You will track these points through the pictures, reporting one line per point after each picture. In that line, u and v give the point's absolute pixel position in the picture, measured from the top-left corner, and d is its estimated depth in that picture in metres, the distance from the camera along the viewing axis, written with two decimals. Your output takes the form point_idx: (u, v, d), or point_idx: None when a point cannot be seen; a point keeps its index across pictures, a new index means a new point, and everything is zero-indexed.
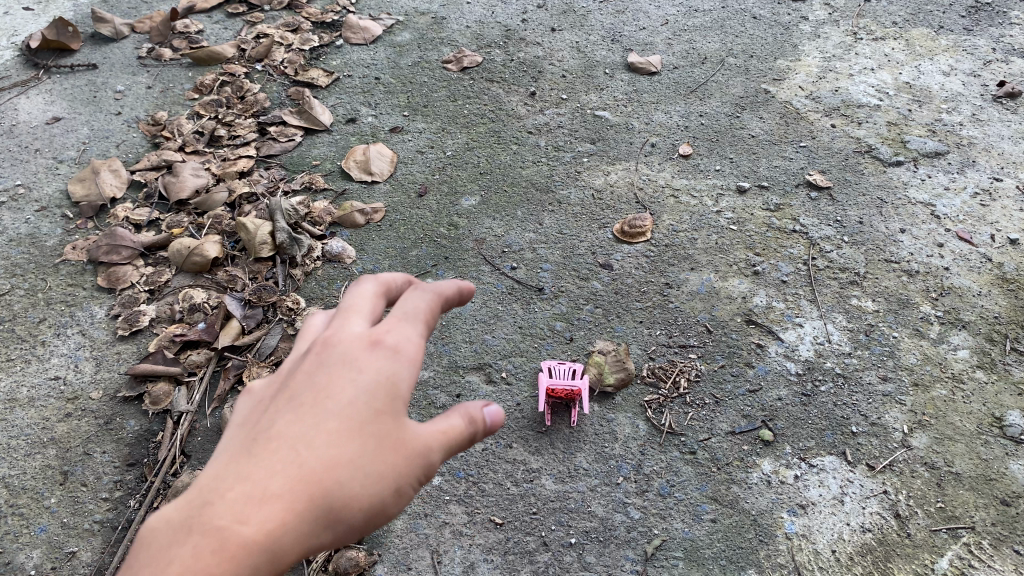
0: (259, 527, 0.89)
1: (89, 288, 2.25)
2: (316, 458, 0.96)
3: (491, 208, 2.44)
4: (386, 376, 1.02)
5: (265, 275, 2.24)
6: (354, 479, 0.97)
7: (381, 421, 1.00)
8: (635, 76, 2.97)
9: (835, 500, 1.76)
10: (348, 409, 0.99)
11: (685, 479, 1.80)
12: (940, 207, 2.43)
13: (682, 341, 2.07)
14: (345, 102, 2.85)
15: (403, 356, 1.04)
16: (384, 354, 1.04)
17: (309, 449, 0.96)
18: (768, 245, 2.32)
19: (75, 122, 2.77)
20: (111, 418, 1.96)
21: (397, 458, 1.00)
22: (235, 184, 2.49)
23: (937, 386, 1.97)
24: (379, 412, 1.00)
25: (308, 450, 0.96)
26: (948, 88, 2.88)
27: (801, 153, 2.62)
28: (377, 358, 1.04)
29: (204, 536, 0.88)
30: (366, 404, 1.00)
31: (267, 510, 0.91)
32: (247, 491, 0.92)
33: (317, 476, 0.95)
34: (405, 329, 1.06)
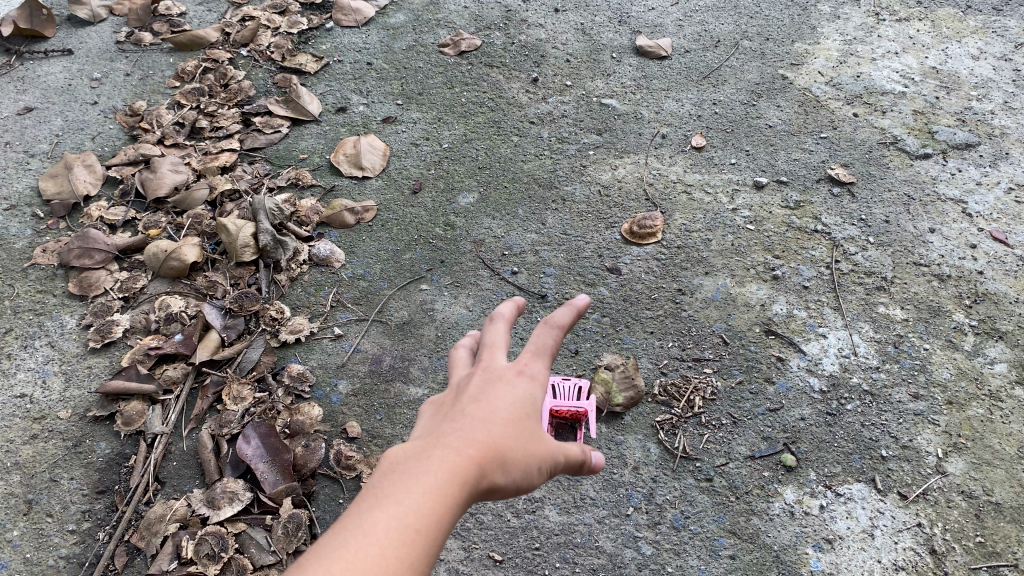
0: (440, 506, 0.87)
1: (60, 295, 2.10)
2: (477, 449, 0.95)
3: (491, 206, 2.28)
4: (526, 397, 1.04)
5: (247, 280, 2.09)
6: (509, 479, 0.96)
7: (530, 426, 1.02)
8: (643, 61, 2.79)
9: (865, 533, 1.61)
10: (499, 413, 1.00)
11: (701, 510, 1.66)
12: (972, 204, 2.27)
13: (696, 354, 1.92)
14: (335, 90, 2.68)
15: (540, 382, 1.07)
16: (523, 375, 1.07)
17: (471, 439, 0.96)
18: (788, 246, 2.16)
19: (48, 112, 2.60)
20: (80, 440, 1.81)
21: (541, 467, 1.00)
22: (216, 180, 2.33)
23: (973, 404, 1.82)
24: (527, 419, 1.02)
25: (473, 431, 0.97)
26: (978, 73, 2.70)
27: (822, 145, 2.45)
28: (519, 379, 1.06)
29: (388, 511, 0.85)
30: (518, 410, 1.01)
31: (444, 488, 0.89)
32: (420, 472, 0.90)
33: (480, 467, 0.94)
34: (542, 359, 1.08)
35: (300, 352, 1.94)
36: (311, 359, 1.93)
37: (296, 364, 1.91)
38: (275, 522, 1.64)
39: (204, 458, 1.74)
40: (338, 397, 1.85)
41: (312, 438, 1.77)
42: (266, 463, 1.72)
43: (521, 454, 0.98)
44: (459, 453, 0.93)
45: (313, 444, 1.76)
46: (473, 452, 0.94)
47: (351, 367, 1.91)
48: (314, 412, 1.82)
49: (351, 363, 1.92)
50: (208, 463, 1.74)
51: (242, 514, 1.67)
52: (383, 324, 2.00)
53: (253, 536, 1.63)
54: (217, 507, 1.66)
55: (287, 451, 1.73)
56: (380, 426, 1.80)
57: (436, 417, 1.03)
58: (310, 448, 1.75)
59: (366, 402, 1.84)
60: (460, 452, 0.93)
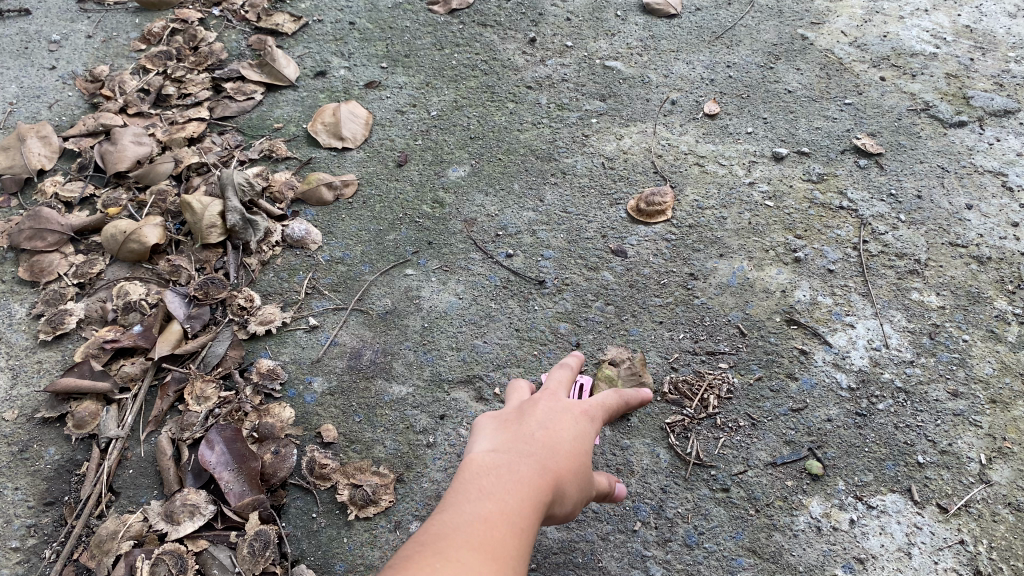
0: (531, 518, 1.03)
1: (9, 281, 1.91)
2: (554, 474, 1.11)
3: (483, 180, 2.08)
4: (582, 433, 1.20)
5: (214, 265, 1.90)
6: (567, 502, 1.13)
7: (585, 461, 1.18)
8: (651, 19, 2.57)
9: (901, 552, 1.43)
10: (568, 444, 1.16)
11: (716, 526, 1.48)
12: (1013, 177, 2.06)
13: (710, 347, 1.73)
14: (314, 52, 2.46)
15: (594, 422, 1.24)
16: (582, 416, 1.23)
17: (551, 464, 1.12)
18: (811, 225, 1.96)
19: (2, 79, 2.39)
20: (27, 445, 1.63)
21: (587, 495, 1.19)
22: (183, 153, 2.13)
23: (1019, 403, 1.63)
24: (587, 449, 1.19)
25: (544, 455, 1.13)
26: (1016, 32, 2.48)
27: (846, 112, 2.24)
28: (580, 417, 1.23)
29: (495, 518, 1.00)
30: (580, 445, 1.18)
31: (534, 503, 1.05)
32: (512, 484, 1.06)
33: (555, 492, 1.10)
34: (602, 410, 1.26)
35: (270, 345, 1.76)
36: (284, 353, 1.75)
37: (267, 359, 1.73)
38: (240, 540, 1.46)
39: (163, 465, 1.56)
40: (312, 396, 1.68)
41: (283, 443, 1.59)
42: (232, 472, 1.53)
43: (580, 482, 1.16)
44: (543, 476, 1.09)
45: (284, 450, 1.57)
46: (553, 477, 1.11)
47: (327, 363, 1.73)
48: (285, 413, 1.64)
49: (327, 358, 1.74)
50: (167, 472, 1.55)
51: (204, 530, 1.48)
52: (364, 313, 1.82)
53: (216, 555, 1.45)
54: (176, 522, 1.47)
55: (256, 458, 1.54)
56: (358, 429, 1.62)
57: (504, 432, 1.19)
58: (281, 455, 1.57)
59: (343, 402, 1.66)
60: (542, 474, 1.09)
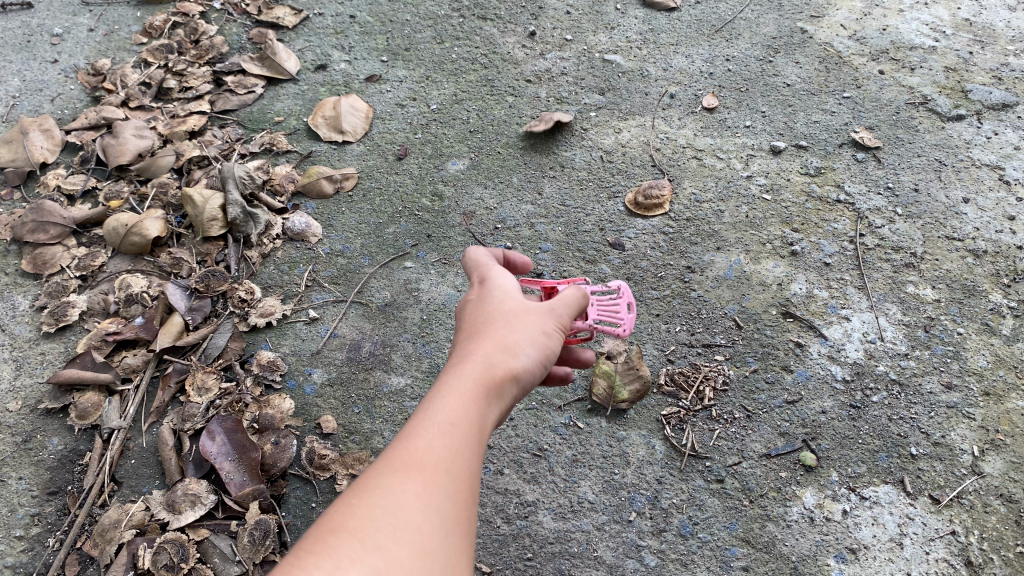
0: (469, 401, 0.97)
1: (12, 273, 1.93)
2: (484, 341, 1.06)
3: (482, 174, 2.10)
4: (496, 293, 1.16)
5: (215, 257, 1.91)
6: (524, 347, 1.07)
7: (510, 310, 1.13)
8: (651, 12, 2.58)
9: (893, 542, 1.45)
10: (485, 313, 1.12)
11: (711, 516, 1.50)
12: (1010, 170, 2.07)
13: (706, 340, 1.75)
14: (315, 46, 2.47)
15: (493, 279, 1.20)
16: (480, 282, 1.20)
17: (482, 350, 1.05)
18: (808, 218, 1.97)
19: (5, 72, 2.41)
20: (31, 435, 1.66)
21: (548, 328, 1.11)
22: (184, 147, 2.15)
23: (1013, 396, 1.64)
24: (513, 311, 1.12)
25: (472, 337, 1.08)
26: (1016, 25, 2.49)
27: (844, 106, 2.25)
28: (479, 286, 1.19)
29: (424, 434, 0.91)
30: (495, 306, 1.13)
31: (473, 401, 0.97)
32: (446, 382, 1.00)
33: (495, 353, 1.04)
34: (485, 265, 1.24)
35: (270, 337, 1.78)
36: (284, 345, 1.77)
37: (267, 350, 1.75)
38: (241, 529, 1.49)
39: (164, 456, 1.58)
40: (312, 388, 1.69)
41: (283, 434, 1.61)
42: (232, 462, 1.55)
43: (524, 331, 1.09)
44: (480, 369, 1.01)
45: (284, 440, 1.59)
46: (491, 362, 1.03)
47: (327, 354, 1.75)
48: (285, 404, 1.66)
49: (327, 350, 1.76)
50: (169, 462, 1.57)
51: (205, 519, 1.51)
52: (363, 306, 1.84)
53: (217, 544, 1.48)
54: (178, 511, 1.50)
55: (256, 449, 1.56)
56: (357, 420, 1.64)
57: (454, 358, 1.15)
58: (281, 445, 1.59)
59: (342, 394, 1.68)
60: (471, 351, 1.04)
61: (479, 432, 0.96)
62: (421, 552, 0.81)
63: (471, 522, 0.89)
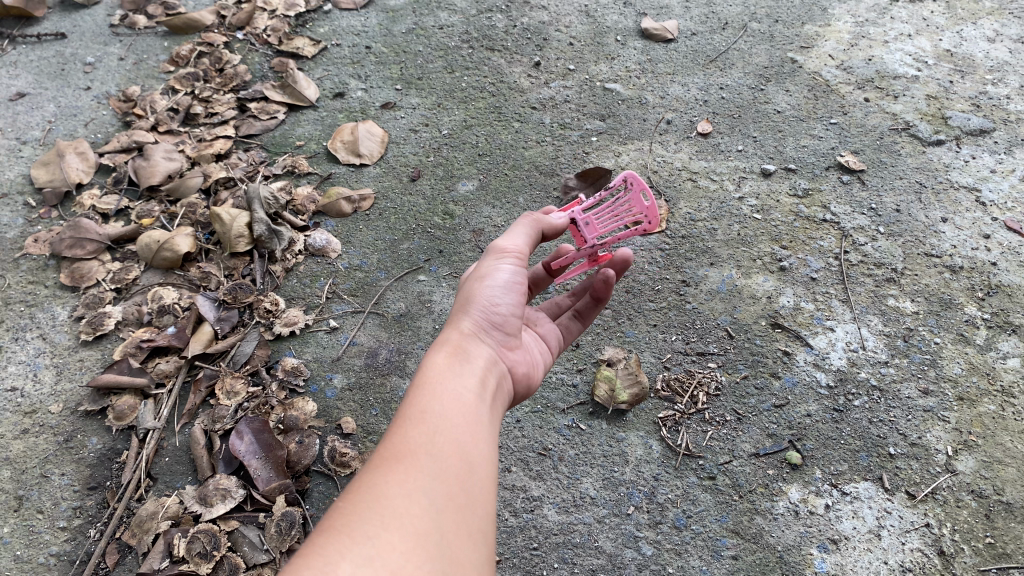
0: (439, 391, 1.11)
1: (51, 286, 2.06)
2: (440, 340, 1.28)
3: (491, 194, 2.23)
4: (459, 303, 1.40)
5: (242, 271, 2.05)
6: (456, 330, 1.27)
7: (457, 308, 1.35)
8: (649, 44, 2.73)
9: (872, 534, 1.57)
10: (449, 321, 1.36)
11: (703, 509, 1.61)
12: (986, 192, 2.20)
13: (700, 348, 1.87)
14: (333, 74, 2.63)
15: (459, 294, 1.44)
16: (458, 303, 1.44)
17: (444, 332, 1.28)
18: (796, 236, 2.11)
19: (41, 99, 2.56)
20: (71, 435, 1.78)
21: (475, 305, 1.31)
22: (211, 168, 2.29)
23: (985, 401, 1.77)
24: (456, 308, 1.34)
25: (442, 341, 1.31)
26: (994, 56, 2.63)
27: (831, 132, 2.39)
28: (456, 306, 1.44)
29: (404, 431, 1.04)
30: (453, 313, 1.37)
31: (439, 384, 1.13)
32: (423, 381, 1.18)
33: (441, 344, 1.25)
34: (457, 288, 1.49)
35: (294, 345, 1.91)
36: (307, 352, 1.90)
37: (291, 357, 1.88)
38: (268, 521, 1.61)
39: (197, 454, 1.70)
40: (333, 392, 1.82)
41: (307, 433, 1.73)
42: (260, 459, 1.68)
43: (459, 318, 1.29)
44: (439, 350, 1.21)
45: (308, 440, 1.72)
46: (446, 337, 1.26)
47: (346, 361, 1.88)
48: (309, 407, 1.78)
49: (347, 357, 1.89)
50: (201, 459, 1.70)
51: (235, 511, 1.63)
52: (379, 316, 1.97)
53: (246, 534, 1.60)
54: (210, 504, 1.62)
55: (281, 447, 1.69)
56: (374, 421, 1.77)
57: None
58: (304, 444, 1.71)
59: (361, 397, 1.81)
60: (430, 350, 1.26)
61: (456, 417, 1.08)
62: (411, 530, 0.90)
63: (463, 497, 0.99)
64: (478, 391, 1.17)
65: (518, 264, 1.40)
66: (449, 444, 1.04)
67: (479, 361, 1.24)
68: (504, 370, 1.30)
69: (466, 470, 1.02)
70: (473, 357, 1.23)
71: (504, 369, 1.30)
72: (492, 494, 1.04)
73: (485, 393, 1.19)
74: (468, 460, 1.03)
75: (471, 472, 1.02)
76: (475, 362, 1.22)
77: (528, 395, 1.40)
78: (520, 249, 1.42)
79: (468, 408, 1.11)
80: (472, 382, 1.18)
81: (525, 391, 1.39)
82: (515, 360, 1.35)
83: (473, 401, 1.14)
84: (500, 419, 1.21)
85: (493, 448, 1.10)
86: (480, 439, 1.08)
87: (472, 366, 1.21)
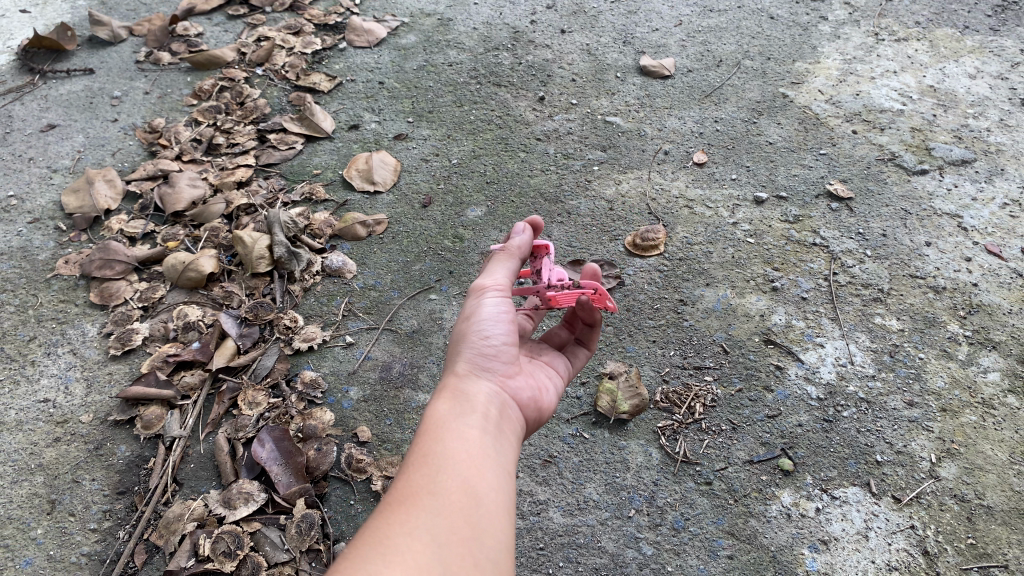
0: (441, 434, 1.19)
1: (82, 305, 2.17)
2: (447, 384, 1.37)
3: (498, 219, 2.36)
4: None
5: (262, 291, 2.17)
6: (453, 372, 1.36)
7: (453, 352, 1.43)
8: (647, 80, 2.87)
9: (860, 535, 1.66)
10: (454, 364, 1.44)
11: (700, 512, 1.71)
12: (967, 218, 2.32)
13: (697, 363, 1.98)
14: (348, 108, 2.77)
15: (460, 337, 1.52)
16: None
17: (445, 379, 1.36)
18: (787, 259, 2.22)
19: (70, 130, 2.70)
20: (101, 443, 1.86)
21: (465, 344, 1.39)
22: (233, 195, 2.42)
23: (966, 411, 1.87)
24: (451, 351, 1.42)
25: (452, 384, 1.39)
26: (975, 91, 2.77)
27: (821, 162, 2.52)
28: None
29: (408, 476, 1.11)
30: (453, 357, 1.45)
31: (442, 429, 1.21)
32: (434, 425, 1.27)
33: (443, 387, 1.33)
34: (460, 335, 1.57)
35: (312, 360, 2.02)
36: (324, 366, 2.00)
37: (309, 371, 1.98)
38: (289, 522, 1.69)
39: (222, 460, 1.79)
40: (350, 402, 1.92)
41: (325, 441, 1.83)
42: (280, 465, 1.78)
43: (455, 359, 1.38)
44: (440, 397, 1.29)
45: (325, 448, 1.81)
46: (446, 382, 1.34)
47: (362, 374, 1.98)
48: (326, 416, 1.88)
49: (362, 370, 1.99)
50: (225, 465, 1.78)
51: (257, 514, 1.71)
52: (393, 332, 2.08)
53: (268, 535, 1.68)
54: (233, 506, 1.71)
55: (300, 454, 1.78)
56: (389, 430, 1.87)
57: None
58: (322, 452, 1.81)
59: (376, 408, 1.91)
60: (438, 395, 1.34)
61: (458, 459, 1.15)
62: (414, 565, 0.96)
63: (467, 531, 1.04)
64: (481, 430, 1.23)
65: (502, 295, 1.46)
66: (451, 483, 1.10)
67: (479, 398, 1.31)
68: (508, 401, 1.37)
69: (468, 505, 1.08)
70: (472, 395, 1.31)
71: (508, 400, 1.37)
72: (500, 525, 1.09)
73: (489, 430, 1.25)
74: (471, 496, 1.10)
75: (474, 507, 1.08)
76: (476, 400, 1.29)
77: (540, 421, 1.46)
78: (501, 282, 1.48)
79: (470, 449, 1.18)
80: (473, 421, 1.25)
81: (537, 416, 1.45)
82: (519, 388, 1.42)
83: (476, 440, 1.21)
84: (511, 453, 1.27)
85: (500, 482, 1.16)
86: (484, 476, 1.14)
87: (472, 405, 1.28)
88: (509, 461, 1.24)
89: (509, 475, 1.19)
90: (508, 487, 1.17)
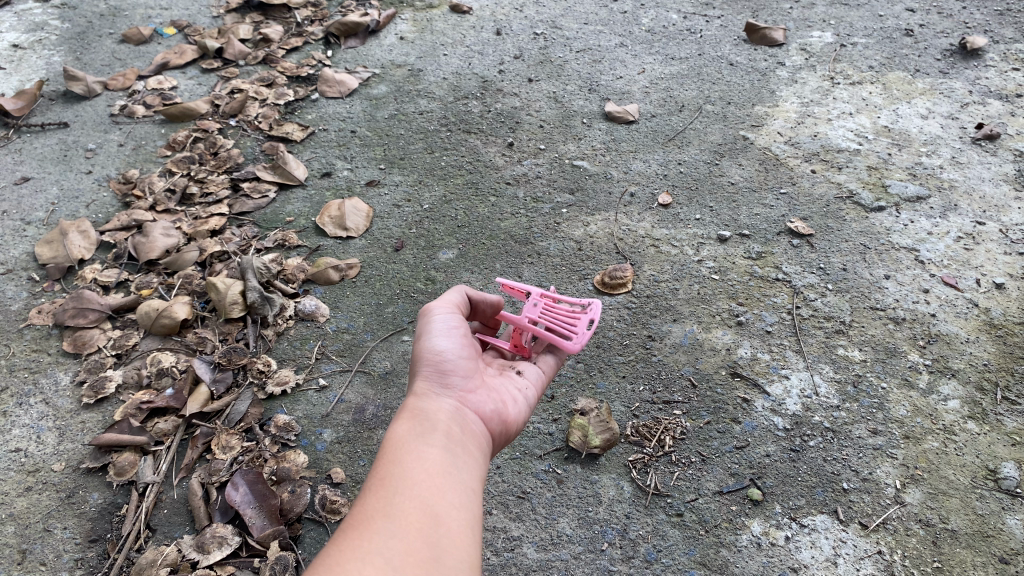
0: (398, 455, 1.22)
1: (54, 354, 2.18)
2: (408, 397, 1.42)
3: (469, 261, 2.41)
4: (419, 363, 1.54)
5: (236, 336, 2.20)
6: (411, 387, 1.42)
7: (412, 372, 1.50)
8: (612, 125, 2.96)
9: (829, 562, 1.68)
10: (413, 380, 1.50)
11: (672, 544, 1.73)
12: (924, 252, 2.40)
13: (666, 397, 2.02)
14: (320, 156, 2.83)
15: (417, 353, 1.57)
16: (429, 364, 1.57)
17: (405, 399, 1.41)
18: (751, 294, 2.28)
19: (44, 182, 2.73)
20: (73, 491, 1.85)
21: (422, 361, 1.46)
22: (207, 243, 2.46)
23: (928, 438, 1.91)
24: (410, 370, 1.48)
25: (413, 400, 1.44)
26: (927, 131, 2.88)
27: (781, 201, 2.60)
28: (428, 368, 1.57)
29: (365, 501, 1.13)
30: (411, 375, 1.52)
31: (399, 451, 1.24)
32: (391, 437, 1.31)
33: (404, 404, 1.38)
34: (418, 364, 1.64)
35: (285, 403, 2.03)
36: (298, 409, 2.02)
37: (282, 414, 2.00)
38: (263, 564, 1.68)
39: (195, 504, 1.79)
40: (323, 444, 1.93)
41: (298, 483, 1.83)
42: (254, 508, 1.77)
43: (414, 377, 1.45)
44: (401, 418, 1.33)
45: (299, 489, 1.81)
46: (406, 403, 1.38)
47: (335, 416, 2.00)
48: (300, 459, 1.89)
49: (336, 413, 2.01)
50: (198, 509, 1.78)
51: (230, 557, 1.70)
52: (366, 374, 2.10)
53: None
54: (207, 551, 1.69)
55: (275, 496, 1.78)
56: (362, 471, 1.87)
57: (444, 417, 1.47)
58: (296, 493, 1.81)
59: (350, 449, 1.92)
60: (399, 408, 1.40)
61: (418, 482, 1.17)
62: None
63: (425, 550, 1.06)
64: (441, 449, 1.26)
65: (452, 313, 1.57)
66: (409, 505, 1.12)
67: (438, 414, 1.35)
68: (469, 414, 1.41)
69: (427, 528, 1.10)
70: (430, 412, 1.34)
71: (469, 415, 1.41)
72: (461, 545, 1.11)
73: (450, 447, 1.28)
74: (429, 518, 1.12)
75: (432, 528, 1.10)
76: (434, 417, 1.34)
77: (506, 434, 1.50)
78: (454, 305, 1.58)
79: (431, 470, 1.20)
80: (433, 439, 1.28)
81: (503, 429, 1.50)
82: (479, 400, 1.46)
83: (437, 459, 1.23)
84: (476, 469, 1.29)
85: (463, 501, 1.18)
86: (445, 497, 1.17)
87: (431, 423, 1.32)
88: (474, 478, 1.27)
89: (472, 494, 1.21)
90: (472, 505, 1.19)
